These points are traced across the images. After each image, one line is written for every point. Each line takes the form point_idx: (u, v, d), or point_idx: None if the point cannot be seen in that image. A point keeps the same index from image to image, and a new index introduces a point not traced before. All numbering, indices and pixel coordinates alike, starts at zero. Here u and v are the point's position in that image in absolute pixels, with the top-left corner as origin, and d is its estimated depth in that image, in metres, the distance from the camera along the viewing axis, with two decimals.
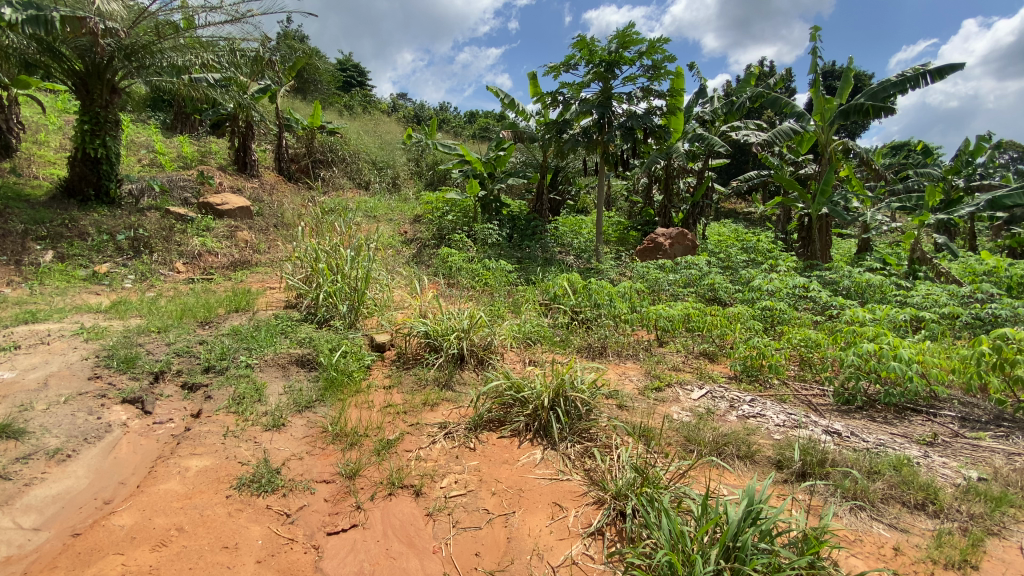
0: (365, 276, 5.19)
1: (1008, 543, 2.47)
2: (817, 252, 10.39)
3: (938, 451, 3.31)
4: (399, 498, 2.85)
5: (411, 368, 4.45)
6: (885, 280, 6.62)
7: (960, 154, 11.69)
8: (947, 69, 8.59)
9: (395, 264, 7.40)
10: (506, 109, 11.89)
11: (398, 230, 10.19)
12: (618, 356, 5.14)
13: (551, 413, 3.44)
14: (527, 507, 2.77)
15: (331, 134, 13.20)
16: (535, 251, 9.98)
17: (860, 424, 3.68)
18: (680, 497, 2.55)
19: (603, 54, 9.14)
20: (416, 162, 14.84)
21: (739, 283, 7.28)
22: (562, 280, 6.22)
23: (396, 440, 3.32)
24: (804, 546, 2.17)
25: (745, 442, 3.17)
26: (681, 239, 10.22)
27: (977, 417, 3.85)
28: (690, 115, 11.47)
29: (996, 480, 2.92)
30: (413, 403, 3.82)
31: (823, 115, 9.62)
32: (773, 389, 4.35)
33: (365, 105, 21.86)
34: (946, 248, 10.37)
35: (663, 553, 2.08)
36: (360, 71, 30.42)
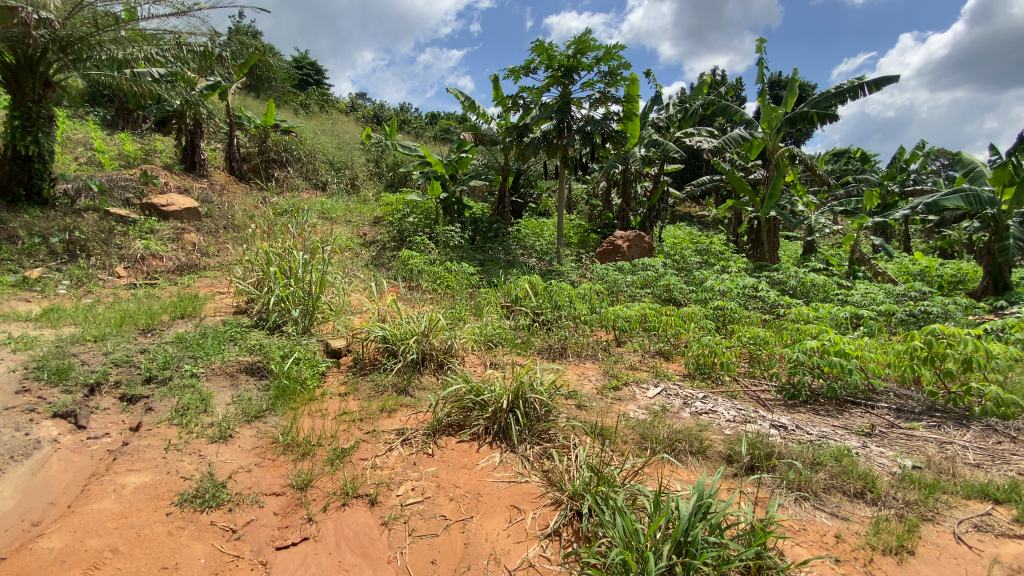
0: (320, 280, 5.03)
1: (941, 528, 2.62)
2: (766, 253, 10.87)
3: (876, 441, 3.50)
4: (353, 508, 2.76)
5: (368, 373, 4.34)
6: (828, 279, 6.98)
7: (895, 161, 12.47)
8: (881, 82, 9.17)
9: (353, 267, 7.23)
10: (467, 111, 11.84)
11: (356, 232, 9.98)
12: (577, 356, 5.19)
13: (511, 415, 3.43)
14: (485, 512, 2.74)
15: (286, 134, 12.79)
16: (497, 253, 10.01)
17: (805, 418, 3.84)
18: (635, 495, 2.59)
19: (562, 59, 9.24)
20: (376, 163, 14.73)
21: (693, 283, 7.51)
22: (523, 282, 6.25)
23: (351, 449, 3.23)
24: (752, 538, 2.24)
25: (697, 438, 3.26)
26: (639, 242, 10.46)
27: (911, 408, 4.10)
28: (646, 120, 11.76)
29: (929, 468, 3.12)
30: (370, 410, 3.72)
31: (770, 123, 10.06)
32: (724, 386, 4.50)
33: (323, 104, 21.35)
34: (883, 250, 11.03)
35: (617, 552, 2.10)
36: (317, 69, 29.59)
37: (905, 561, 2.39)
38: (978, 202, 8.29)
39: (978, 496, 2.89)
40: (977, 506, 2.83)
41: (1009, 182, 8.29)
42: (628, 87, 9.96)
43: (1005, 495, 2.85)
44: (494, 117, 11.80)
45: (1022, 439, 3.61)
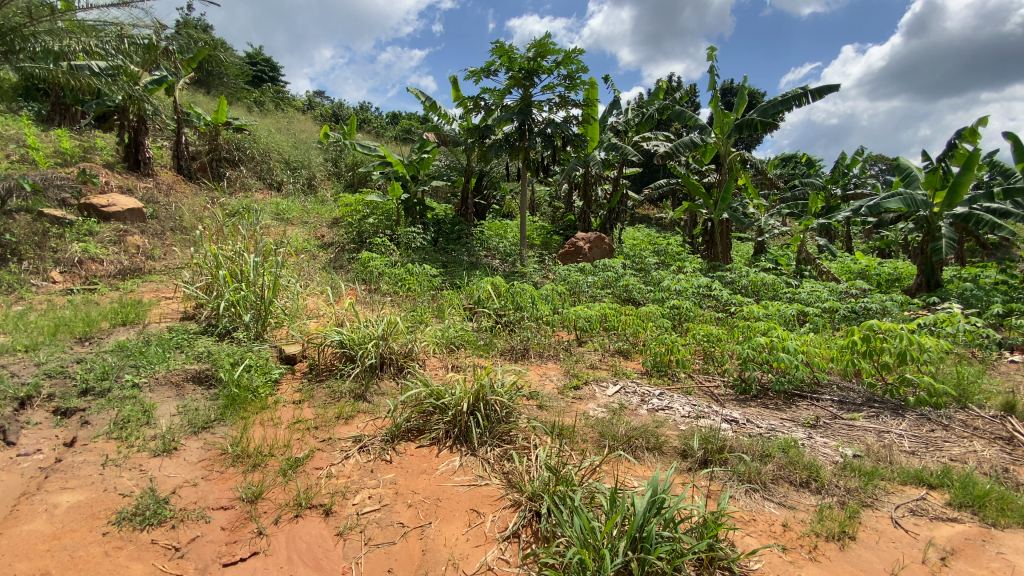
0: (273, 283, 4.85)
1: (880, 513, 2.78)
2: (719, 254, 11.28)
3: (820, 432, 3.68)
4: (306, 519, 2.67)
5: (325, 379, 4.22)
6: (777, 278, 7.30)
7: (837, 165, 13.16)
8: (824, 91, 9.66)
9: (310, 270, 7.01)
10: (428, 112, 11.73)
11: (313, 234, 9.70)
12: (540, 357, 5.21)
13: (471, 418, 3.40)
14: (444, 517, 2.71)
15: (238, 132, 12.30)
16: (461, 255, 9.95)
17: (755, 412, 3.99)
18: (592, 493, 2.61)
19: (522, 61, 9.28)
20: (335, 164, 14.40)
21: (651, 284, 7.70)
22: (486, 284, 6.22)
23: (305, 458, 3.12)
24: (704, 531, 2.31)
25: (654, 434, 3.33)
26: (599, 243, 10.62)
27: (852, 399, 4.32)
28: (605, 125, 11.98)
29: (869, 457, 3.30)
30: (325, 418, 3.62)
31: (722, 128, 10.44)
32: (679, 382, 4.63)
33: (278, 102, 20.66)
34: (827, 250, 11.63)
35: (574, 551, 2.11)
36: (273, 66, 28.59)
37: (847, 546, 2.51)
38: (912, 205, 8.86)
39: (913, 482, 3.08)
40: (912, 491, 3.01)
41: (940, 186, 8.90)
42: (587, 91, 10.12)
43: (938, 480, 3.04)
44: (455, 118, 11.74)
45: (951, 426, 3.87)
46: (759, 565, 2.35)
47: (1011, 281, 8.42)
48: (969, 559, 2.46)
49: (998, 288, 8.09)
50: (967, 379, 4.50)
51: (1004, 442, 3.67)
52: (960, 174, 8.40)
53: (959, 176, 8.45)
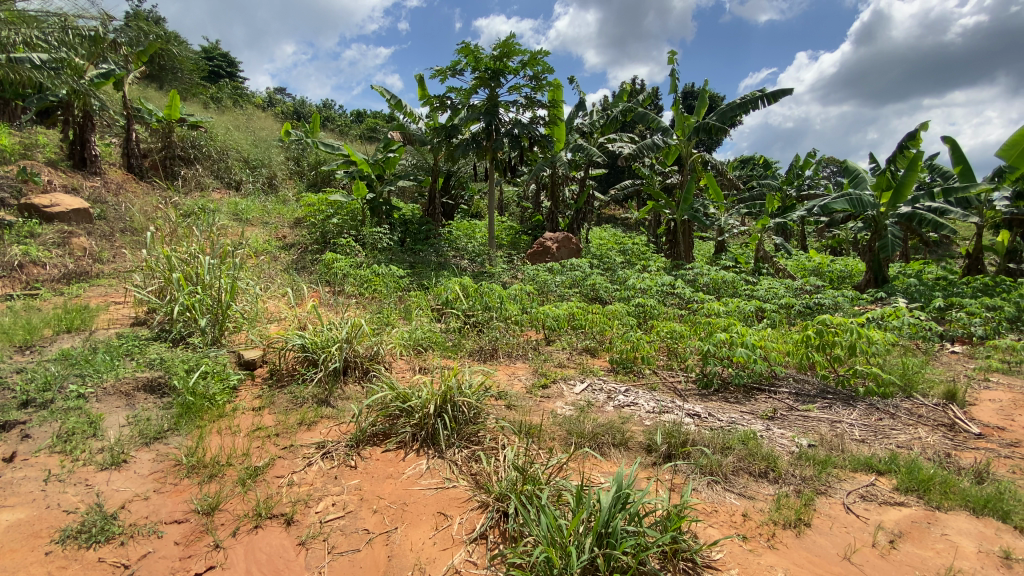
0: (231, 286, 4.67)
1: (833, 500, 2.90)
2: (681, 253, 11.56)
3: (777, 424, 3.81)
4: (267, 529, 2.58)
5: (286, 385, 4.09)
6: (736, 276, 7.55)
7: (792, 167, 13.71)
8: (778, 95, 10.05)
9: (271, 272, 6.81)
10: (393, 110, 11.56)
11: (274, 235, 9.43)
12: (508, 357, 5.20)
13: (438, 420, 3.36)
14: (411, 521, 2.67)
15: (193, 129, 11.81)
16: (428, 255, 9.86)
17: (716, 406, 4.11)
18: (559, 491, 2.63)
19: (488, 61, 9.25)
20: (296, 163, 14.02)
21: (617, 282, 7.81)
22: (454, 284, 6.17)
23: (265, 466, 3.02)
24: (668, 523, 2.36)
25: (619, 430, 3.39)
26: (567, 243, 10.70)
27: (807, 391, 4.49)
28: (571, 126, 12.12)
29: (822, 446, 3.45)
30: (287, 425, 3.51)
31: (683, 131, 10.72)
32: (644, 378, 4.72)
33: (236, 98, 19.95)
34: (783, 248, 12.08)
35: (540, 550, 2.12)
36: (230, 61, 27.58)
37: (803, 533, 2.60)
38: (860, 205, 9.32)
39: (863, 469, 3.23)
40: (862, 477, 3.15)
41: (886, 187, 9.37)
42: (553, 92, 10.19)
43: (886, 466, 3.20)
44: (421, 118, 11.61)
45: (898, 414, 4.08)
46: (720, 555, 2.41)
47: (950, 277, 8.96)
48: (915, 540, 2.59)
49: (938, 283, 8.59)
50: (912, 370, 4.75)
51: (945, 428, 3.90)
52: (904, 175, 8.88)
53: (903, 177, 8.93)
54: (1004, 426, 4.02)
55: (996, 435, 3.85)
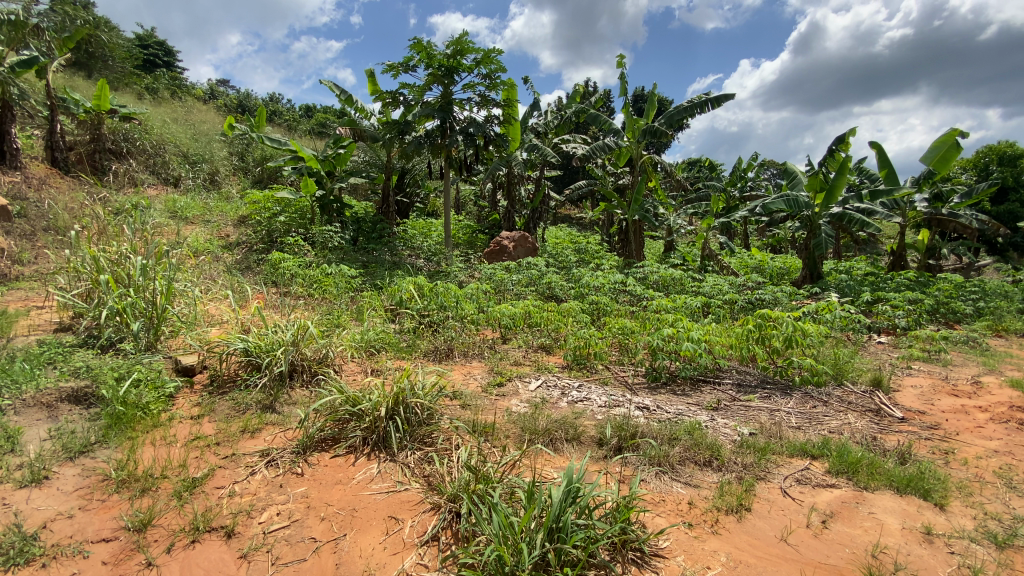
0: (168, 289, 4.40)
1: (771, 485, 3.05)
2: (633, 251, 11.88)
3: (721, 414, 3.98)
4: (204, 544, 2.45)
5: (228, 391, 3.90)
6: (684, 273, 7.83)
7: (735, 169, 14.35)
8: (722, 100, 10.47)
9: (212, 273, 6.49)
10: (344, 105, 11.23)
11: (216, 234, 9.00)
12: (464, 356, 5.16)
13: (390, 423, 3.29)
14: (360, 527, 2.60)
15: (126, 121, 11.06)
16: (382, 254, 9.67)
17: (665, 398, 4.24)
18: (512, 489, 2.63)
19: (442, 58, 9.16)
20: (240, 158, 13.42)
21: (572, 280, 7.93)
22: (408, 284, 6.05)
23: (203, 478, 2.87)
24: (617, 515, 2.42)
25: (572, 426, 3.44)
26: (523, 242, 10.76)
27: (749, 381, 4.71)
28: (526, 126, 12.19)
29: (762, 434, 3.63)
30: (228, 433, 3.34)
31: (633, 133, 11.01)
32: (597, 374, 4.83)
33: (173, 89, 18.86)
34: (727, 247, 12.61)
35: (491, 548, 2.11)
36: (167, 50, 26.03)
37: (743, 517, 2.72)
38: (796, 205, 9.88)
39: (799, 454, 3.42)
40: (798, 462, 3.34)
41: (819, 188, 9.94)
42: (507, 92, 10.22)
43: (819, 451, 3.40)
44: (373, 114, 11.34)
45: (830, 401, 4.35)
46: (667, 543, 2.48)
47: (876, 273, 9.64)
48: (845, 520, 2.76)
49: (866, 279, 9.23)
50: (843, 360, 5.08)
51: (872, 413, 4.19)
52: (836, 178, 9.46)
53: (834, 180, 9.54)
54: (924, 409, 4.37)
55: (917, 418, 4.18)
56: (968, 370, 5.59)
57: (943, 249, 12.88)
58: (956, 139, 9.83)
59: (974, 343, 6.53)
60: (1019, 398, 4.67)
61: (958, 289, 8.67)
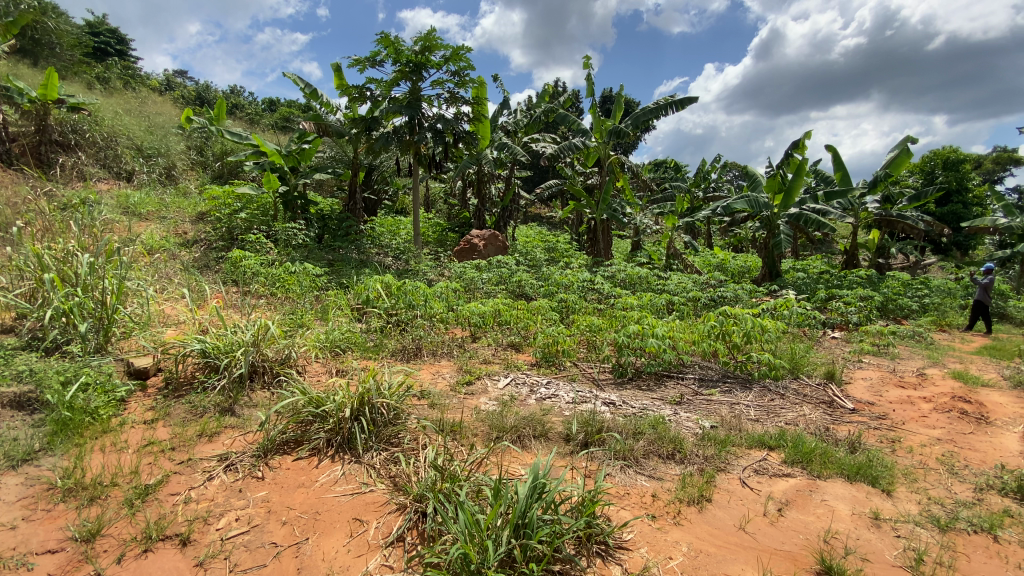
0: (120, 287, 4.20)
1: (731, 476, 3.15)
2: (601, 250, 12.05)
3: (684, 408, 4.09)
4: (158, 553, 2.35)
5: (184, 394, 3.75)
6: (650, 272, 7.99)
7: (699, 171, 14.72)
8: (686, 102, 10.73)
9: (168, 271, 6.23)
10: (309, 99, 10.95)
11: (173, 231, 8.66)
12: (432, 356, 5.12)
13: (355, 424, 3.23)
14: (323, 530, 2.55)
15: (74, 112, 10.48)
16: (349, 252, 9.50)
17: (630, 393, 4.33)
18: (478, 487, 2.63)
19: (410, 54, 9.05)
20: (199, 152, 12.94)
21: (541, 278, 7.98)
22: (375, 283, 5.95)
23: (157, 484, 2.76)
24: (582, 509, 2.46)
25: (540, 422, 3.47)
26: (493, 240, 10.78)
27: (710, 376, 4.85)
28: (496, 124, 12.19)
29: (722, 426, 3.74)
30: (185, 437, 3.22)
31: (601, 133, 11.16)
32: (565, 370, 4.90)
33: (126, 78, 17.98)
34: (691, 246, 12.92)
35: (457, 547, 2.10)
36: (119, 38, 24.81)
37: (704, 508, 2.80)
38: (756, 206, 10.22)
39: (757, 445, 3.55)
40: (756, 453, 3.46)
41: (778, 189, 10.30)
42: (476, 90, 10.18)
43: (776, 442, 3.54)
44: (339, 108, 11.09)
45: (787, 394, 4.52)
46: (631, 536, 2.54)
47: (831, 271, 10.07)
48: (800, 507, 2.88)
49: (821, 276, 9.63)
50: (799, 355, 5.29)
51: (825, 405, 4.38)
52: (793, 180, 9.83)
53: (792, 181, 9.91)
54: (873, 400, 4.60)
55: (867, 409, 4.40)
56: (914, 362, 5.92)
57: (892, 249, 13.57)
58: (907, 145, 10.35)
59: (920, 337, 6.92)
60: (959, 388, 4.98)
61: (905, 286, 9.15)
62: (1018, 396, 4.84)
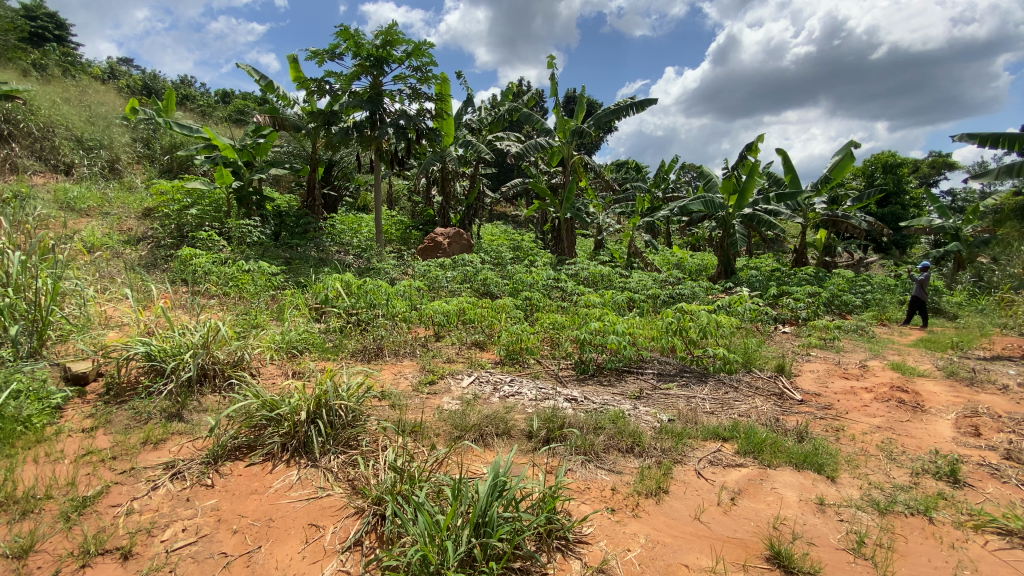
0: (56, 287, 3.93)
1: (687, 467, 3.24)
2: (565, 249, 12.16)
3: (644, 402, 4.19)
4: (96, 568, 2.22)
5: (127, 400, 3.55)
6: (612, 270, 8.13)
7: (659, 171, 15.07)
8: (646, 104, 10.95)
9: (111, 270, 5.89)
10: (264, 92, 10.56)
11: (117, 229, 8.20)
12: (394, 356, 5.05)
13: (311, 427, 3.15)
14: (277, 537, 2.47)
15: (5, 100, 9.78)
16: (308, 251, 9.22)
17: (592, 389, 4.41)
18: (439, 487, 2.61)
19: (370, 48, 8.88)
20: (146, 145, 12.30)
21: (506, 276, 8.00)
22: (335, 281, 5.80)
23: (97, 496, 2.60)
24: (543, 505, 2.48)
25: (503, 420, 3.47)
26: (458, 239, 10.68)
27: (669, 371, 4.99)
28: (460, 122, 12.12)
29: (679, 419, 3.86)
30: (128, 446, 3.05)
31: (564, 133, 11.26)
32: (529, 368, 4.93)
33: (64, 65, 16.89)
34: (652, 245, 13.21)
35: (416, 549, 2.07)
36: (58, 23, 23.29)
37: (661, 500, 2.87)
38: (712, 206, 10.55)
39: (712, 437, 3.67)
40: (711, 445, 3.58)
41: (733, 190, 10.65)
42: (439, 86, 10.09)
43: (729, 434, 3.67)
44: (297, 102, 10.75)
45: (740, 387, 4.70)
46: (590, 530, 2.58)
47: (782, 268, 10.52)
48: (751, 496, 2.99)
49: (773, 274, 10.05)
50: (752, 349, 5.50)
51: (776, 397, 4.58)
52: (747, 181, 10.18)
53: (745, 183, 10.27)
54: (819, 392, 4.85)
55: (814, 400, 4.63)
56: (856, 355, 6.26)
57: (838, 248, 14.30)
58: (851, 149, 10.90)
59: (862, 331, 7.33)
60: (897, 378, 5.31)
61: (850, 283, 9.65)
62: (950, 384, 5.20)
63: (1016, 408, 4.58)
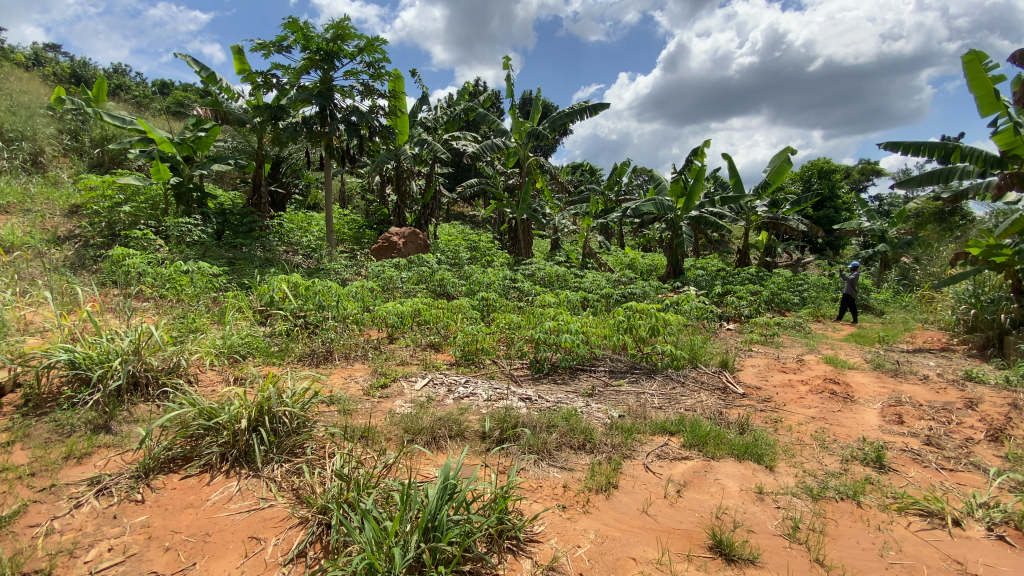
0: None
1: (636, 462, 3.34)
2: (522, 249, 12.20)
3: (595, 399, 4.28)
4: None
5: (48, 411, 3.29)
6: (567, 271, 8.25)
7: (612, 174, 15.41)
8: (599, 107, 11.19)
9: (32, 272, 5.45)
10: (206, 83, 10.04)
11: (39, 226, 7.58)
12: (344, 359, 4.94)
13: (253, 436, 3.02)
14: (214, 552, 2.36)
15: None
16: (253, 250, 8.85)
17: (546, 388, 4.46)
18: (387, 492, 2.57)
19: (320, 42, 8.62)
20: (74, 137, 11.45)
21: (462, 276, 7.96)
22: (282, 283, 5.60)
23: (12, 516, 2.40)
24: (494, 505, 2.49)
25: (456, 422, 3.46)
26: (414, 239, 10.54)
27: (620, 368, 5.11)
28: (415, 120, 11.97)
29: (629, 415, 3.96)
30: (48, 461, 2.83)
31: (519, 134, 11.33)
32: (484, 368, 4.94)
33: None
34: (606, 245, 13.48)
35: (363, 556, 2.03)
36: None
37: (611, 495, 2.94)
38: (662, 208, 10.89)
39: (660, 431, 3.80)
40: (659, 439, 3.70)
41: (681, 193, 11.03)
42: (393, 83, 9.93)
43: (676, 428, 3.80)
44: (242, 95, 10.29)
45: (687, 382, 4.88)
46: (541, 528, 2.60)
47: (726, 268, 10.99)
48: (695, 487, 3.12)
49: (719, 273, 10.50)
50: (698, 346, 5.73)
51: (720, 391, 4.77)
52: (694, 184, 10.57)
53: (693, 186, 10.66)
54: (760, 385, 5.10)
55: (755, 393, 4.87)
56: (795, 350, 6.63)
57: (778, 249, 15.09)
58: (789, 155, 11.53)
59: (800, 327, 7.76)
60: (831, 371, 5.66)
61: (788, 282, 10.20)
62: (877, 376, 5.61)
63: (934, 396, 4.98)
